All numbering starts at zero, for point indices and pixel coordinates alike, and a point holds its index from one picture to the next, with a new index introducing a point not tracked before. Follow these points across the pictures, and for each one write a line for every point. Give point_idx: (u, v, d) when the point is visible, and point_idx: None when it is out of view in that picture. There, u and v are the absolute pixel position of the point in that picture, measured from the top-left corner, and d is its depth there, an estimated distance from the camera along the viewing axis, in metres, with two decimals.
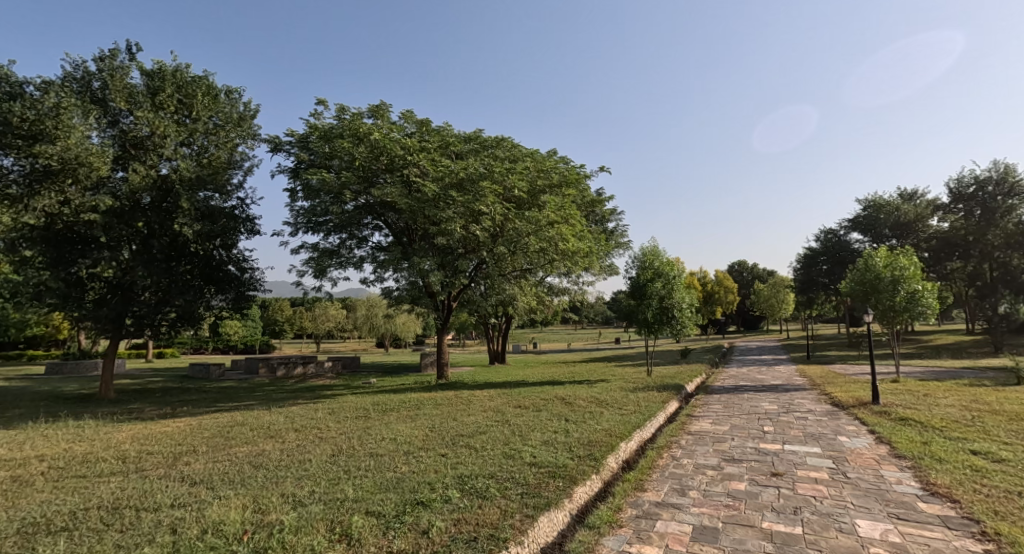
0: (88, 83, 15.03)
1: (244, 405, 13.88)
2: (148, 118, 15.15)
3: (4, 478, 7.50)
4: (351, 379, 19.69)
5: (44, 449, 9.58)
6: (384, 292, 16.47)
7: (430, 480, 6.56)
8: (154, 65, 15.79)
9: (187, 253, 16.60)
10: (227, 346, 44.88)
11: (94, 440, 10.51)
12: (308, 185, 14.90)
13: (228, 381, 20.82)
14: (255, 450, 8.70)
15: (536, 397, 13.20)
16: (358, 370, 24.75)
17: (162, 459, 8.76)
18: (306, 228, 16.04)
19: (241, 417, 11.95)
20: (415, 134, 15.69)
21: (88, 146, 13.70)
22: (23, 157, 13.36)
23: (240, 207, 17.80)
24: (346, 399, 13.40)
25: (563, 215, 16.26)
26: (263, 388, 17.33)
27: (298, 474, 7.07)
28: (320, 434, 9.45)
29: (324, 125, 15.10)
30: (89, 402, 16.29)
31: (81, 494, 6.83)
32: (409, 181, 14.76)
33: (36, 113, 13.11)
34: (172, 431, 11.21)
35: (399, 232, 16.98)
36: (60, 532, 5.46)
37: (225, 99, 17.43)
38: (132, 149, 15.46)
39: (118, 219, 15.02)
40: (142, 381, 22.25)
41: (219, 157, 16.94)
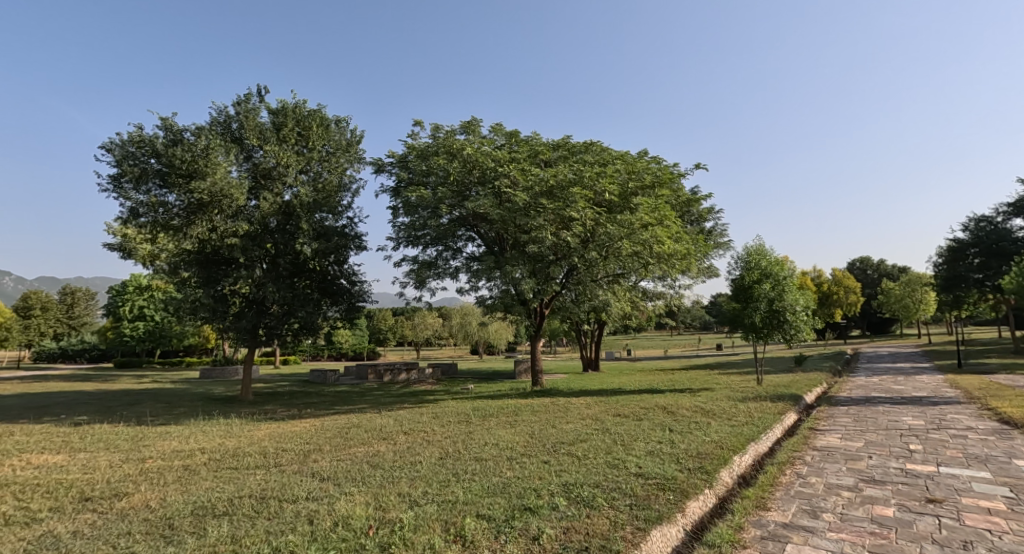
0: (228, 125, 17.23)
1: (359, 408, 14.95)
2: (274, 151, 17.06)
3: (176, 467, 8.78)
4: (451, 385, 20.50)
5: (203, 443, 11.08)
6: (480, 300, 16.94)
7: (536, 486, 6.62)
8: (279, 103, 17.77)
9: (306, 270, 18.33)
10: (340, 354, 48.81)
11: (240, 437, 11.93)
12: (408, 202, 15.81)
13: (342, 385, 22.62)
14: (372, 451, 9.33)
15: (635, 405, 12.81)
16: (456, 376, 25.69)
17: (295, 456, 9.72)
18: (407, 241, 17.03)
19: (356, 419, 12.90)
20: (505, 145, 16.08)
21: (230, 180, 15.69)
22: (183, 192, 15.63)
23: (349, 225, 19.34)
24: (448, 404, 13.97)
25: (658, 216, 15.70)
26: (372, 393, 18.57)
27: (412, 475, 7.49)
28: (427, 437, 9.92)
29: (420, 144, 16.03)
30: (233, 403, 18.52)
31: (235, 483, 7.77)
32: (501, 192, 15.05)
33: (190, 155, 15.30)
34: (301, 431, 12.42)
35: (491, 242, 17.46)
36: (222, 516, 6.26)
37: (336, 128, 19.12)
38: (263, 180, 17.44)
39: (253, 242, 17.00)
40: (273, 385, 24.90)
41: (331, 182, 18.56)
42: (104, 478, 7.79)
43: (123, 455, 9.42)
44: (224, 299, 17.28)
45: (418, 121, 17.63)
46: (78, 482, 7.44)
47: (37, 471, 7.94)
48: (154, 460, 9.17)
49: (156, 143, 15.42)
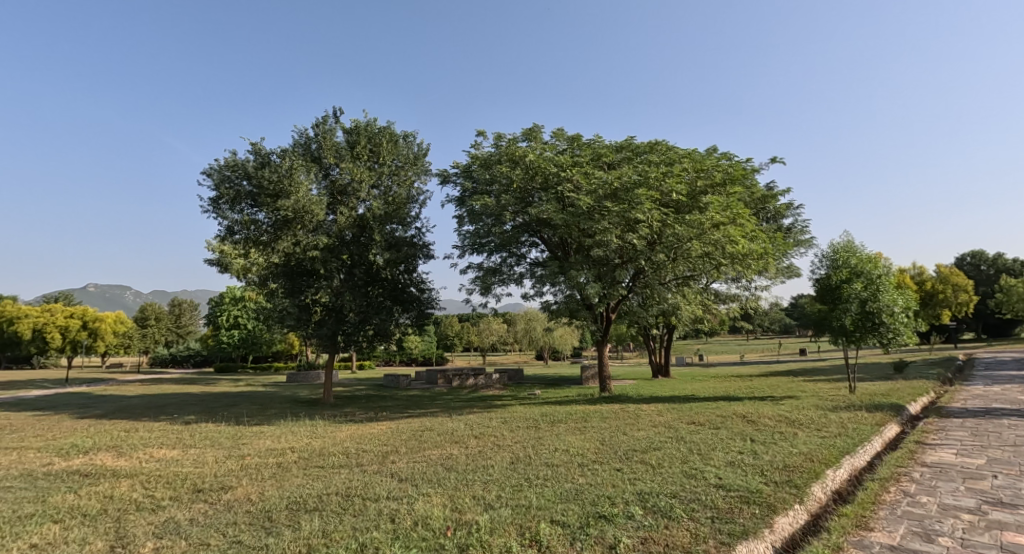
0: (308, 145, 18.44)
1: (431, 412, 15.38)
2: (349, 168, 18.04)
3: (271, 464, 9.47)
4: (518, 390, 20.59)
5: (292, 442, 11.88)
6: (545, 306, 16.93)
7: (609, 493, 6.51)
8: (352, 123, 18.81)
9: (379, 280, 19.14)
10: (411, 359, 50.50)
11: (323, 437, 12.66)
12: (472, 210, 16.13)
13: (414, 389, 23.37)
14: (445, 454, 9.56)
15: (711, 413, 12.26)
16: (523, 381, 25.80)
17: (375, 457, 10.16)
18: (472, 248, 17.38)
19: (429, 423, 13.28)
20: (567, 150, 16.01)
21: (310, 197, 16.76)
22: (271, 210, 16.91)
23: (417, 235, 20.04)
24: (516, 409, 14.05)
25: (730, 215, 14.96)
26: (442, 397, 19.04)
27: (485, 478, 7.59)
28: (498, 441, 10.03)
29: (483, 154, 16.33)
30: (316, 405, 19.67)
31: (322, 481, 8.26)
32: (564, 197, 14.99)
33: (276, 176, 16.51)
34: (378, 433, 12.98)
35: (555, 247, 17.42)
36: (313, 512, 6.66)
37: (404, 143, 19.92)
38: (339, 196, 18.46)
39: (331, 254, 18.01)
40: (351, 388, 26.21)
41: (400, 195, 19.33)
42: (211, 472, 8.53)
43: (226, 452, 10.27)
44: (306, 308, 18.39)
45: (481, 132, 17.98)
46: (190, 475, 8.20)
47: (156, 464, 8.83)
48: (251, 457, 9.93)
49: (247, 167, 16.80)
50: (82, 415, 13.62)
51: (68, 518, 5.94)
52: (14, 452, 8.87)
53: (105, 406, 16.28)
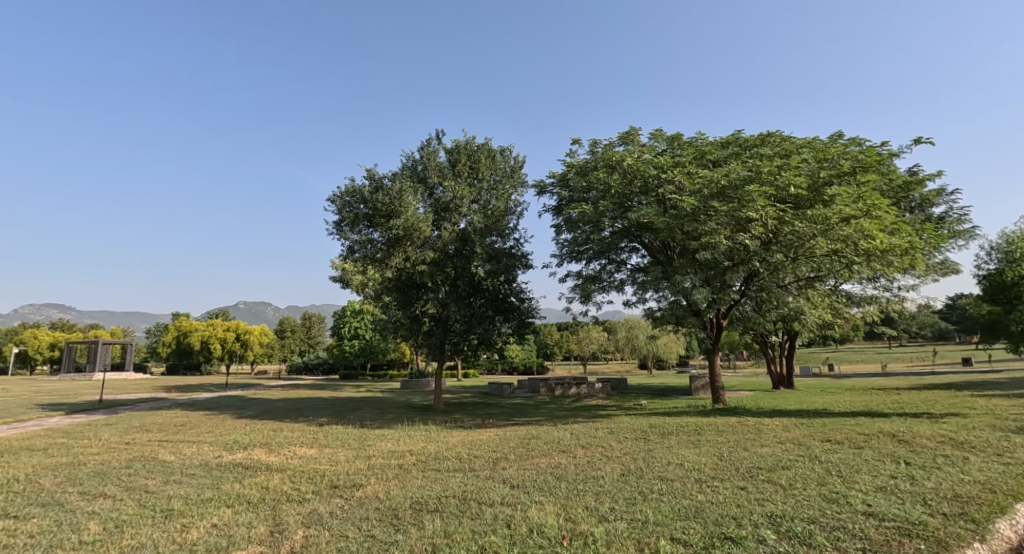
0: (415, 167, 19.71)
1: (537, 420, 15.53)
2: (451, 186, 18.95)
3: (393, 465, 10.15)
4: (624, 400, 20.07)
5: (410, 445, 12.64)
6: (649, 313, 16.37)
7: (735, 513, 6.09)
8: (453, 143, 19.79)
9: (481, 290, 19.76)
10: (513, 368, 51.40)
11: (438, 442, 13.31)
12: (570, 218, 16.11)
13: (518, 398, 23.72)
14: (554, 463, 9.58)
15: (850, 431, 10.99)
16: (627, 391, 25.13)
17: (486, 462, 10.47)
18: (570, 257, 17.37)
19: (535, 431, 13.39)
20: (668, 150, 15.36)
21: (418, 215, 17.84)
22: (384, 229, 18.28)
23: (516, 246, 20.47)
24: (623, 420, 13.71)
25: (864, 207, 13.39)
26: (547, 406, 19.11)
27: (597, 489, 7.48)
28: (606, 452, 9.84)
29: (579, 161, 16.31)
30: (428, 411, 20.75)
31: (441, 484, 8.68)
32: (665, 200, 14.47)
33: (388, 198, 17.86)
34: (487, 439, 13.36)
35: (657, 252, 16.81)
36: (434, 513, 7.02)
37: (501, 157, 20.52)
38: (443, 212, 19.44)
39: (437, 267, 18.92)
40: (459, 396, 27.28)
41: (499, 207, 19.89)
42: (343, 470, 9.35)
43: (355, 452, 11.21)
44: (416, 319, 19.43)
45: (576, 140, 17.97)
46: (327, 472, 9.04)
47: (298, 460, 9.86)
48: (377, 458, 10.72)
49: (363, 192, 18.44)
50: (238, 415, 15.65)
51: (237, 504, 6.83)
52: (192, 445, 10.41)
53: (255, 408, 18.53)
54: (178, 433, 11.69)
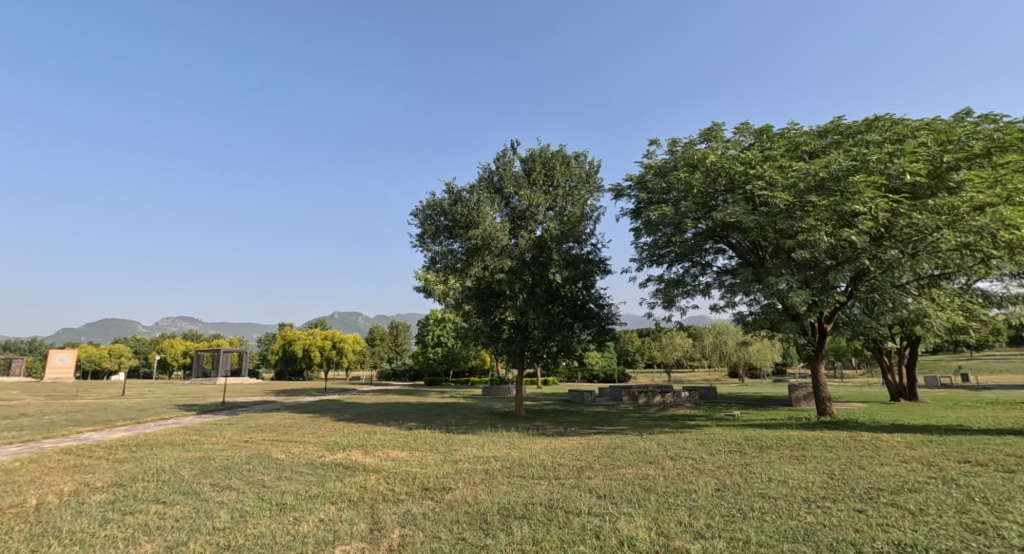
0: (491, 178, 20.19)
1: (620, 429, 15.19)
2: (527, 194, 19.17)
3: (479, 470, 10.36)
4: (714, 411, 19.08)
5: (495, 451, 12.84)
6: (738, 317, 15.48)
7: (852, 539, 5.59)
8: (528, 152, 20.04)
9: (559, 297, 19.73)
10: (593, 376, 50.70)
11: (521, 449, 13.40)
12: (650, 221, 15.70)
13: (600, 406, 23.32)
14: (641, 474, 9.31)
15: (990, 452, 9.67)
16: (717, 401, 23.86)
17: (571, 471, 10.40)
18: (651, 260, 16.89)
19: (620, 440, 13.08)
20: (755, 145, 14.52)
21: (495, 225, 18.19)
22: (464, 240, 18.86)
23: (594, 251, 20.29)
24: (714, 431, 13.05)
25: (1000, 193, 11.81)
26: (630, 415, 18.62)
27: (690, 504, 7.17)
28: (698, 465, 9.40)
29: (658, 162, 15.89)
30: (510, 418, 20.99)
31: (527, 490, 8.73)
32: (754, 196, 13.68)
33: (467, 210, 18.44)
34: (571, 447, 13.26)
35: (746, 253, 15.90)
36: (522, 519, 7.08)
37: (576, 163, 20.47)
38: (519, 221, 19.69)
39: (515, 275, 19.14)
40: (540, 403, 27.33)
41: (575, 214, 19.83)
42: (433, 473, 9.68)
43: (443, 456, 11.59)
44: (497, 327, 19.71)
45: (654, 140, 17.50)
46: (419, 475, 9.42)
47: (392, 463, 10.35)
48: (464, 463, 11.02)
49: (443, 205, 19.25)
50: (337, 418, 16.78)
51: (339, 501, 7.30)
52: (299, 444, 11.30)
53: (350, 411, 19.77)
54: (287, 433, 12.75)
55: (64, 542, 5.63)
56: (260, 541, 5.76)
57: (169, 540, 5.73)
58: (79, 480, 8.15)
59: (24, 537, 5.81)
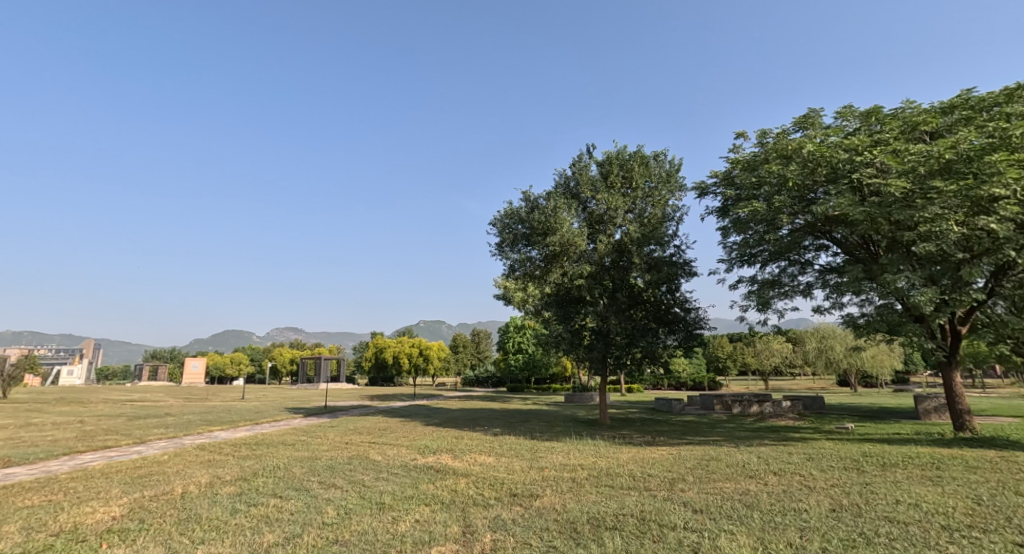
0: (568, 184, 20.12)
1: (713, 440, 14.39)
2: (604, 198, 18.84)
3: (566, 478, 10.24)
4: (821, 422, 17.52)
5: (582, 459, 12.63)
6: (846, 320, 14.17)
7: None
8: (604, 155, 19.73)
9: (641, 302, 19.18)
10: (681, 383, 48.64)
11: (608, 458, 13.09)
12: (738, 219, 14.80)
13: (690, 415, 22.25)
14: (741, 489, 8.73)
15: None
16: (824, 411, 21.89)
17: (662, 482, 9.98)
18: (742, 260, 15.94)
19: (715, 452, 12.38)
20: (861, 129, 13.24)
21: (573, 231, 18.04)
22: (542, 246, 18.90)
23: (677, 253, 19.55)
24: (822, 445, 11.96)
25: None
26: (724, 425, 17.57)
27: (801, 524, 6.60)
28: (806, 482, 8.64)
29: (746, 156, 14.99)
30: (595, 426, 20.62)
31: (617, 501, 8.49)
32: (862, 186, 12.46)
33: (544, 217, 18.52)
34: (660, 458, 12.75)
35: (853, 249, 14.52)
36: (614, 530, 6.88)
37: (655, 162, 19.86)
38: (597, 225, 19.39)
39: (595, 280, 18.84)
40: (625, 411, 26.61)
41: (656, 215, 19.22)
42: (520, 479, 9.70)
43: (529, 463, 11.58)
44: (577, 333, 19.37)
45: (741, 133, 16.56)
46: (506, 480, 9.48)
47: (479, 467, 10.51)
48: (550, 470, 10.95)
49: (521, 213, 19.51)
50: (426, 423, 17.42)
51: (433, 503, 7.52)
52: (393, 447, 11.81)
53: (438, 416, 20.45)
54: (382, 436, 13.41)
55: (204, 528, 6.27)
56: (363, 538, 6.04)
57: (287, 532, 6.18)
58: (212, 474, 9.06)
59: (174, 520, 6.54)
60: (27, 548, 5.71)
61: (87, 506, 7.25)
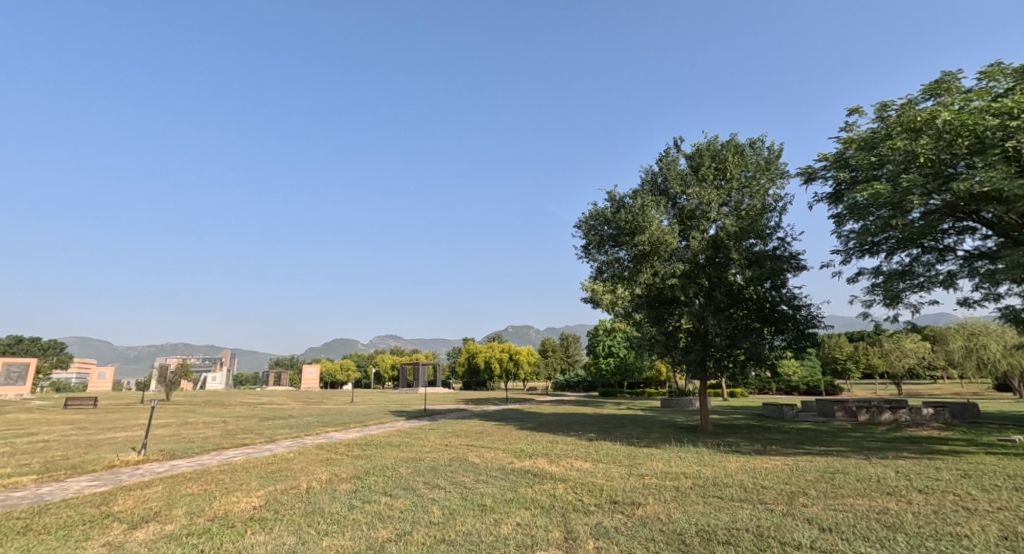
0: (655, 180, 19.35)
1: (837, 451, 12.98)
2: (696, 192, 17.83)
3: (671, 487, 9.69)
4: (973, 433, 15.14)
5: (685, 468, 11.95)
6: (1001, 313, 12.24)
7: None
8: (693, 147, 18.74)
9: (742, 299, 17.90)
10: (792, 387, 44.86)
11: (715, 467, 12.26)
12: (856, 204, 13.31)
13: (806, 422, 20.29)
14: (877, 507, 7.73)
15: None
16: (976, 420, 18.94)
17: (779, 495, 9.13)
18: (862, 250, 14.35)
19: (840, 464, 11.13)
20: (1014, 90, 11.36)
21: (663, 228, 17.28)
22: (630, 246, 18.31)
23: (781, 246, 18.08)
24: (977, 460, 10.30)
25: None
26: (848, 434, 15.80)
27: None
28: (962, 502, 7.44)
29: (863, 134, 13.47)
30: (697, 432, 19.51)
31: (729, 514, 7.86)
32: (1019, 155, 10.66)
33: (632, 216, 17.97)
34: (775, 469, 11.71)
35: (1006, 231, 12.51)
36: (727, 545, 6.35)
37: (751, 151, 18.54)
38: (689, 221, 18.45)
39: (689, 279, 17.84)
40: (731, 417, 24.90)
41: (755, 207, 17.90)
42: (621, 486, 9.34)
43: (628, 470, 11.14)
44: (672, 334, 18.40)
45: (855, 108, 14.94)
46: (606, 487, 9.16)
47: (577, 473, 10.26)
48: (651, 477, 10.44)
49: (607, 214, 19.12)
50: (522, 427, 17.46)
51: (533, 507, 7.42)
52: (490, 450, 11.92)
53: (533, 421, 20.46)
54: (479, 439, 13.62)
55: (327, 521, 6.67)
56: (468, 538, 6.08)
57: (398, 529, 6.37)
58: (330, 471, 9.69)
59: (302, 513, 7.02)
60: (190, 530, 6.41)
61: (233, 496, 8.03)
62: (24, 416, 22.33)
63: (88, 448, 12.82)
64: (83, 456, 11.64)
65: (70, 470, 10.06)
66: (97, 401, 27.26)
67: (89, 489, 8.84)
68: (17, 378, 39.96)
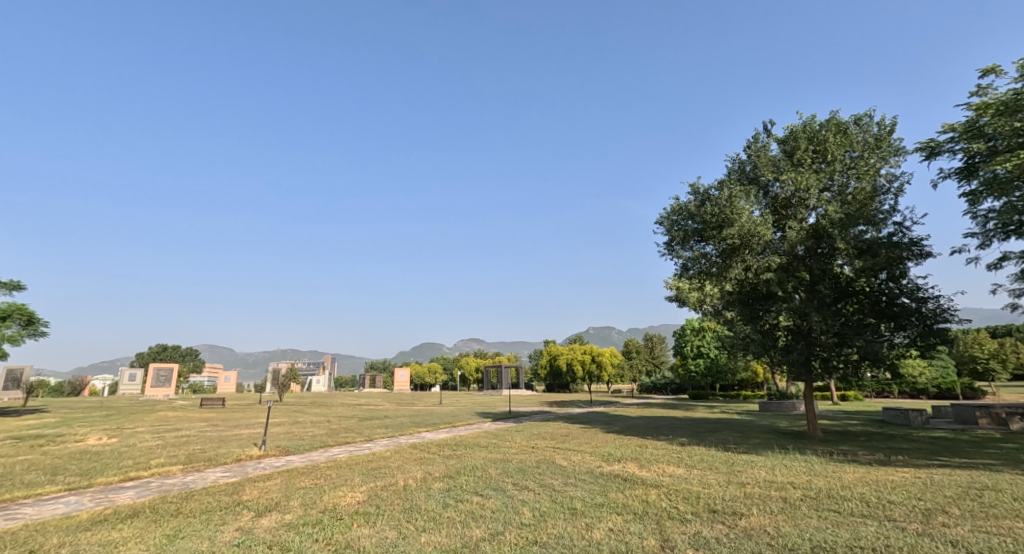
0: (744, 169, 18.09)
1: (982, 463, 11.26)
2: (792, 178, 16.37)
3: (777, 498, 8.85)
4: None
5: (793, 477, 10.91)
6: None
7: None
8: (786, 130, 17.27)
9: (852, 293, 16.17)
10: (916, 389, 40.02)
11: (829, 477, 11.08)
12: (996, 178, 11.53)
13: (938, 430, 17.87)
14: None
15: None
16: None
17: (912, 512, 8.00)
18: (1005, 231, 12.41)
19: (988, 480, 9.61)
20: None
21: (754, 219, 16.05)
22: (718, 240, 17.20)
23: (898, 232, 16.13)
24: None
25: None
26: (995, 445, 13.68)
27: None
28: None
29: (1001, 97, 11.65)
30: (804, 439, 17.87)
31: (849, 530, 6.99)
32: None
33: (718, 208, 16.89)
34: (903, 482, 10.36)
35: None
36: None
37: (856, 128, 16.75)
38: (784, 210, 17.01)
39: (787, 272, 16.40)
40: (843, 423, 22.57)
41: (864, 190, 16.10)
42: (720, 495, 8.67)
43: (726, 477, 10.34)
44: (769, 333, 17.03)
45: (990, 69, 12.97)
46: (703, 494, 8.55)
47: (670, 479, 9.69)
48: (754, 487, 9.61)
49: (691, 208, 18.16)
50: (611, 430, 16.96)
51: (625, 513, 7.06)
52: (578, 453, 11.62)
53: (622, 424, 19.81)
54: (566, 442, 13.35)
55: (424, 517, 6.75)
56: (560, 541, 5.87)
57: (490, 529, 6.30)
58: (425, 470, 9.89)
59: (401, 508, 7.17)
60: (304, 520, 6.76)
61: (339, 490, 8.42)
62: (169, 413, 25.32)
63: (221, 443, 14.20)
64: (217, 450, 12.89)
65: (208, 462, 11.16)
66: (225, 401, 30.34)
67: (223, 479, 9.71)
68: (165, 380, 45.60)
